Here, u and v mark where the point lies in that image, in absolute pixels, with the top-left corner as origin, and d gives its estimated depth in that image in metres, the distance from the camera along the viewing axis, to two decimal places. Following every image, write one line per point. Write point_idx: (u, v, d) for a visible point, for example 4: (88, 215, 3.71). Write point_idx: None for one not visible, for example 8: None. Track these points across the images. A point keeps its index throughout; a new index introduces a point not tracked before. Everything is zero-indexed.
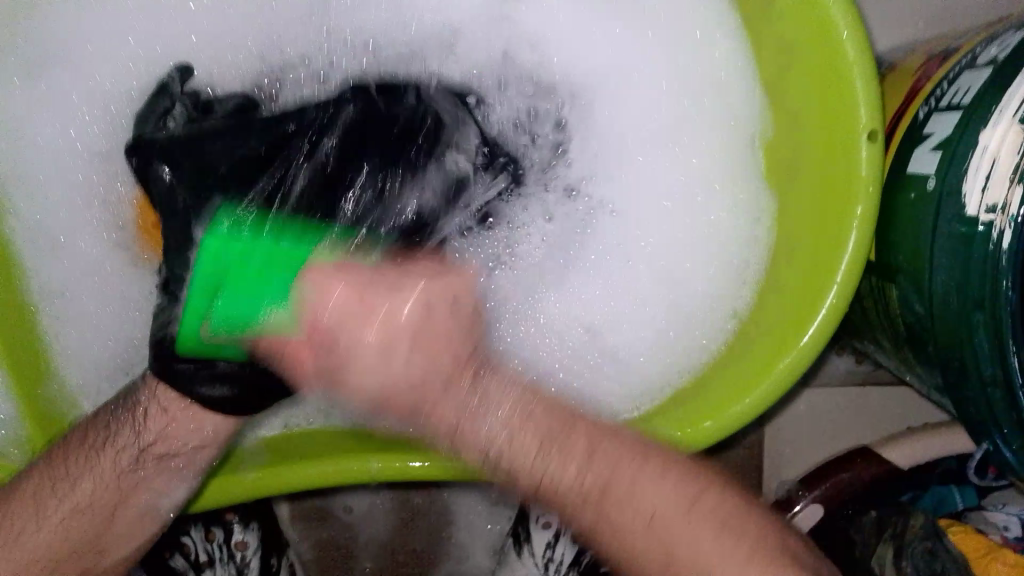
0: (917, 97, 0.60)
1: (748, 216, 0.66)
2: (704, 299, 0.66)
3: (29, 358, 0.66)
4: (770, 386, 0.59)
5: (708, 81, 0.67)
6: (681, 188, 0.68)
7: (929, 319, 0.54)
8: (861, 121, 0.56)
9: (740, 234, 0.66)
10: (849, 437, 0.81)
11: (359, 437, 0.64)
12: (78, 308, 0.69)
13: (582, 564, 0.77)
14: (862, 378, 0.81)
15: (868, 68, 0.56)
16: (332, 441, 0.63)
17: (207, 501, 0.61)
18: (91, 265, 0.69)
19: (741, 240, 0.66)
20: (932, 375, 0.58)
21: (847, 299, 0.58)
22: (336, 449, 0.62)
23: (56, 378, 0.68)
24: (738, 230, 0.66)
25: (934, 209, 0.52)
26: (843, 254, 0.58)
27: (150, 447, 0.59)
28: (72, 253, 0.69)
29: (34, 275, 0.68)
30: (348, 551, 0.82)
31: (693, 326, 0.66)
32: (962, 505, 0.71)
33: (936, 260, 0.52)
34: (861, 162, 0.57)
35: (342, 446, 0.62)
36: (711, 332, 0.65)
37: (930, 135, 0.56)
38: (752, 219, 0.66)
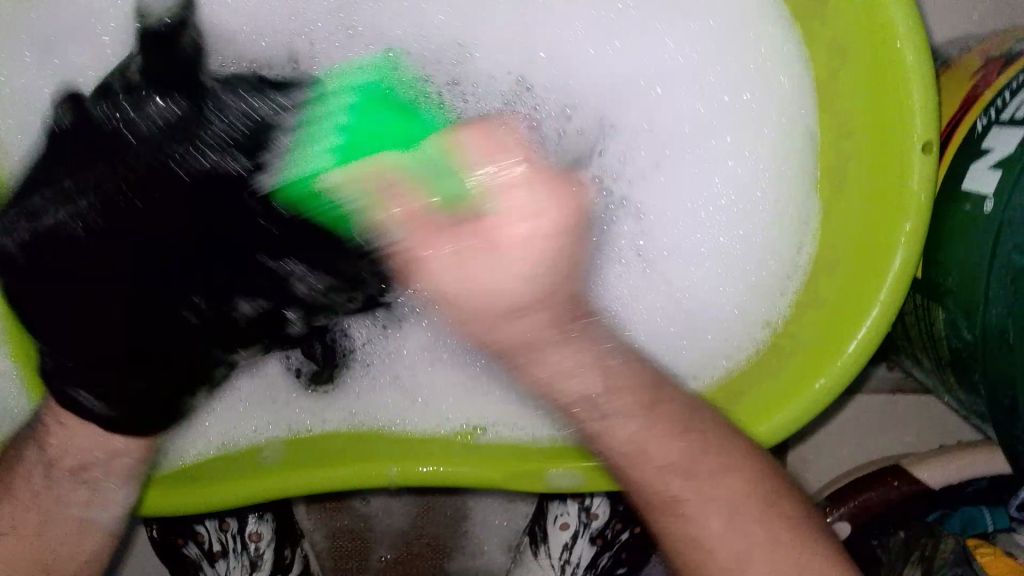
0: (974, 104, 0.56)
1: (789, 222, 0.63)
2: (737, 307, 0.64)
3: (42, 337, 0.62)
4: (804, 405, 0.56)
5: (751, 79, 0.63)
6: (722, 195, 0.66)
7: (978, 349, 0.51)
8: (916, 132, 0.53)
9: (781, 240, 0.63)
10: (878, 446, 0.79)
11: (375, 441, 0.62)
12: None
13: (601, 567, 0.76)
14: (894, 386, 0.78)
15: (927, 74, 0.52)
16: (346, 444, 0.62)
17: (207, 501, 0.58)
18: None
19: (782, 247, 0.63)
20: (976, 401, 0.56)
21: (890, 320, 0.55)
22: (354, 452, 0.60)
23: None
24: (778, 237, 0.63)
25: (992, 233, 0.49)
26: (887, 274, 0.55)
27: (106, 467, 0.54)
28: None
29: None
30: (364, 542, 0.81)
31: (721, 336, 0.64)
32: (992, 527, 0.67)
33: (993, 292, 0.49)
34: (913, 176, 0.53)
35: (359, 449, 0.61)
36: (743, 342, 0.63)
37: (988, 150, 0.52)
38: (793, 225, 0.63)
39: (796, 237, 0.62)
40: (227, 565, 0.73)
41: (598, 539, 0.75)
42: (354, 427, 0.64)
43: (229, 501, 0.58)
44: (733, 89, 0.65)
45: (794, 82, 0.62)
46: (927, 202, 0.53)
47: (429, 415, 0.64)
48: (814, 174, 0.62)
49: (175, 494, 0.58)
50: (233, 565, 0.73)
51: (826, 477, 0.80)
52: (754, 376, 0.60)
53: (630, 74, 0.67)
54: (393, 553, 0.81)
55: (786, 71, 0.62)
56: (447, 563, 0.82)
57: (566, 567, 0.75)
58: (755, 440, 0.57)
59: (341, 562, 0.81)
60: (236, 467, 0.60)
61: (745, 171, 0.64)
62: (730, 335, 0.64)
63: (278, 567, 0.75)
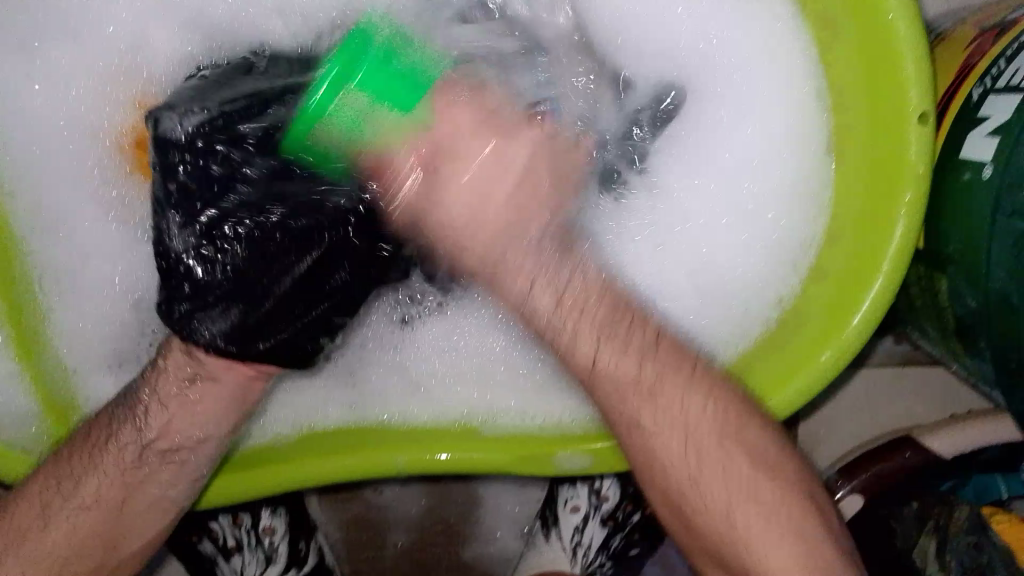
0: (971, 71, 0.55)
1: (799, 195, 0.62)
2: (744, 283, 0.64)
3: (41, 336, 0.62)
4: (807, 379, 0.56)
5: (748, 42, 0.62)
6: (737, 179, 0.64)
7: (981, 320, 0.51)
8: (912, 102, 0.52)
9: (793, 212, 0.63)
10: (887, 419, 0.79)
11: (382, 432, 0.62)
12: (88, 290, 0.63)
13: (613, 548, 0.77)
14: (902, 358, 0.78)
15: (921, 46, 0.52)
16: (358, 436, 0.62)
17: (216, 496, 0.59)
18: (103, 246, 0.63)
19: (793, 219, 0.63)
20: (983, 372, 0.56)
21: (893, 290, 0.55)
22: (360, 443, 0.61)
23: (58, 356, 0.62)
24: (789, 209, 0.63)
25: (992, 203, 0.49)
26: (889, 246, 0.54)
27: (152, 445, 0.56)
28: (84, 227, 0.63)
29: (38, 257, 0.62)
30: (379, 530, 0.81)
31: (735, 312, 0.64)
32: (1006, 495, 0.67)
33: (995, 261, 0.49)
34: (911, 145, 0.53)
35: (368, 440, 0.61)
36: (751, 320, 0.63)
37: (986, 117, 0.52)
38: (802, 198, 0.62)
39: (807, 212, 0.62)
40: (242, 560, 0.74)
41: (609, 521, 0.76)
42: (352, 419, 0.64)
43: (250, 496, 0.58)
44: (736, 60, 0.63)
45: (803, 56, 0.61)
46: (925, 171, 0.53)
47: (421, 403, 0.64)
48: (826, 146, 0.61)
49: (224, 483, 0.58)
50: (249, 559, 0.74)
51: (835, 452, 0.79)
52: (761, 353, 0.60)
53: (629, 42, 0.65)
54: (409, 538, 0.81)
55: (793, 50, 0.61)
56: (461, 550, 0.82)
57: (577, 550, 0.76)
58: (760, 417, 0.56)
59: (355, 552, 0.81)
60: (253, 459, 0.61)
61: (752, 148, 0.64)
62: (745, 311, 0.63)
63: (293, 561, 0.76)
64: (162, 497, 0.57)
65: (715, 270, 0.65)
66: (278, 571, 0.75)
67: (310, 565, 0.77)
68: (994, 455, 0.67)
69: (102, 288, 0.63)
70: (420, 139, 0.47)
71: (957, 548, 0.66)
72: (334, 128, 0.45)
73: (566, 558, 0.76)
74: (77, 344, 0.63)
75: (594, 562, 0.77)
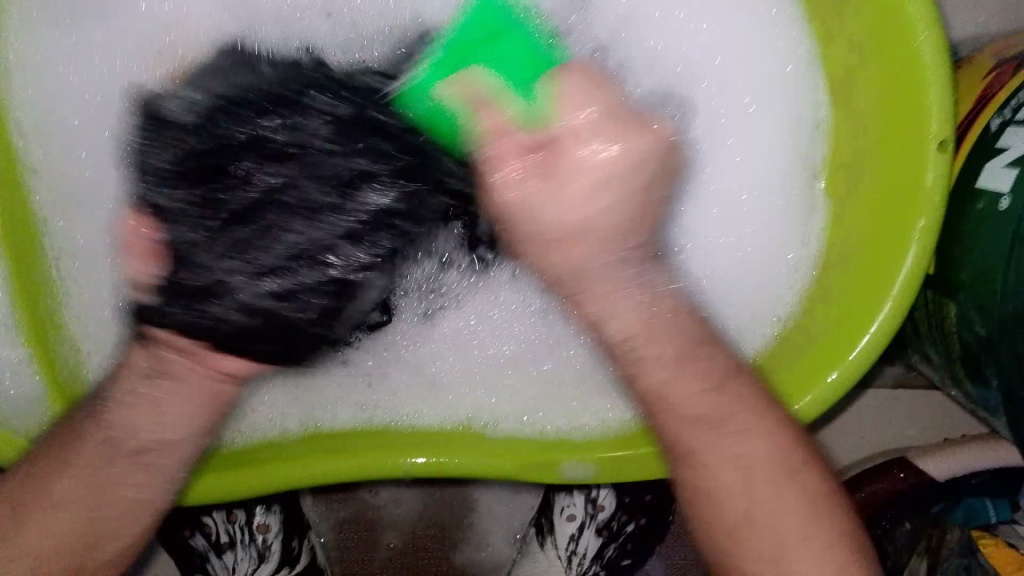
0: (987, 105, 0.57)
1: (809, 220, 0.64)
2: (757, 297, 0.65)
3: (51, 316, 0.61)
4: (814, 398, 0.57)
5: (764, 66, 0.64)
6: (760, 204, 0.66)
7: (992, 345, 0.53)
8: (932, 130, 0.54)
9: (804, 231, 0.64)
10: (879, 440, 0.80)
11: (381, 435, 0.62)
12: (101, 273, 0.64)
13: (606, 558, 0.78)
14: (896, 381, 0.79)
15: (945, 76, 0.53)
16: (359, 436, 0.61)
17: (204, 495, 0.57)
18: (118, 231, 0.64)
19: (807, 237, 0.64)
20: (987, 397, 0.57)
21: (902, 314, 0.56)
22: (367, 441, 0.61)
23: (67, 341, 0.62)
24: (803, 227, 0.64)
25: (1009, 231, 0.51)
26: (902, 268, 0.55)
27: None
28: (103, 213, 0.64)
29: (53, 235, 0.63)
30: (371, 532, 0.81)
31: (735, 324, 0.64)
32: (995, 519, 0.69)
33: (1009, 289, 0.50)
34: (928, 172, 0.54)
35: (372, 440, 0.61)
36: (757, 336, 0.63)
37: (1004, 149, 0.53)
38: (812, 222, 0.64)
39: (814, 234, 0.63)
40: (235, 557, 0.73)
41: (604, 531, 0.76)
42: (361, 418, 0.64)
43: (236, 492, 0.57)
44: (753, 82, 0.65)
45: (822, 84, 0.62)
46: (942, 198, 0.54)
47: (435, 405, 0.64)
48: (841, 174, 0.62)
49: (214, 479, 0.57)
50: (241, 556, 0.73)
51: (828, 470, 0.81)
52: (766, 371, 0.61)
53: (651, 55, 0.67)
54: (401, 540, 0.81)
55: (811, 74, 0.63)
56: (453, 555, 0.82)
57: (572, 559, 0.77)
58: None
59: (346, 553, 0.81)
60: (259, 453, 0.60)
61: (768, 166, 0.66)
62: (745, 332, 0.64)
63: (286, 559, 0.75)
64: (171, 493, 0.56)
65: (721, 288, 0.66)
66: (270, 570, 0.74)
67: (303, 565, 0.76)
68: (985, 479, 0.69)
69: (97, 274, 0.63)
70: (540, 133, 0.47)
71: (947, 569, 0.65)
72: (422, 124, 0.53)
73: (561, 567, 0.77)
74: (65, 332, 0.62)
75: (587, 570, 0.77)
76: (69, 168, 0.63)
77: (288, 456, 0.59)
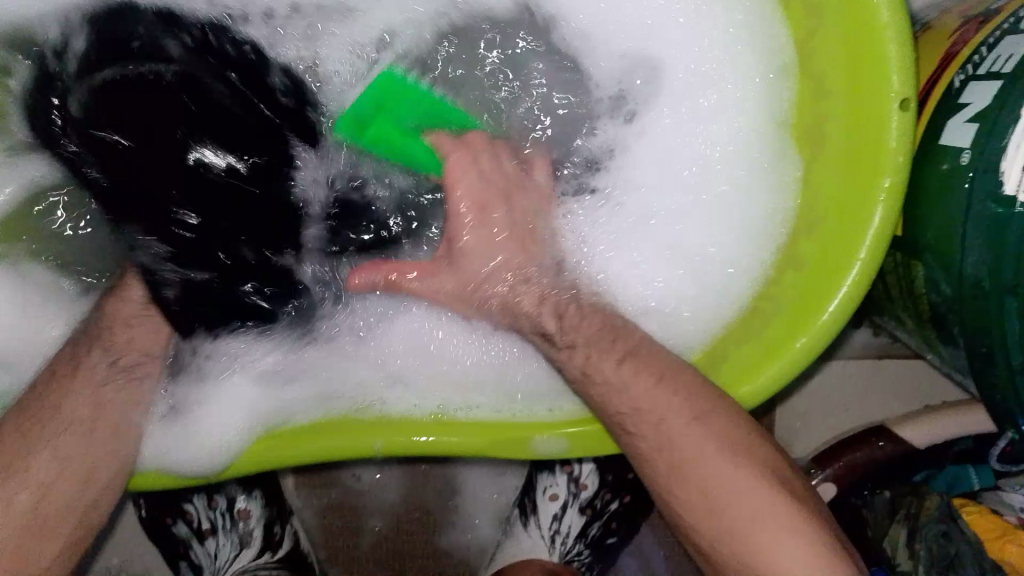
0: (952, 62, 0.56)
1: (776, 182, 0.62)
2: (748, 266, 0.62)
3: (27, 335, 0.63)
4: (782, 367, 0.56)
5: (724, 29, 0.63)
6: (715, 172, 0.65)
7: (957, 304, 0.52)
8: (893, 89, 0.53)
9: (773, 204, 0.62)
10: (865, 411, 0.79)
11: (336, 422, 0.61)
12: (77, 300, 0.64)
13: (591, 538, 0.77)
14: (879, 351, 0.78)
15: (903, 33, 0.52)
16: (309, 426, 0.60)
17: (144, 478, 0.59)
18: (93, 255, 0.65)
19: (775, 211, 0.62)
20: (957, 358, 0.56)
21: (871, 277, 0.55)
22: (329, 425, 0.60)
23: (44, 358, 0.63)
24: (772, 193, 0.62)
25: (968, 185, 0.50)
26: (867, 231, 0.54)
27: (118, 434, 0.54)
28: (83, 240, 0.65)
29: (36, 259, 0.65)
30: (356, 517, 0.81)
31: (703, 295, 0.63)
32: (978, 485, 0.68)
33: (969, 243, 0.49)
34: (890, 132, 0.53)
35: (328, 426, 0.60)
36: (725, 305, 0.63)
37: (966, 105, 0.52)
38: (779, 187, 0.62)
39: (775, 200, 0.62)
40: (216, 542, 0.74)
41: (587, 509, 0.76)
42: (333, 395, 0.63)
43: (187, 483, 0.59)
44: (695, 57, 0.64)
45: (776, 48, 0.61)
46: (904, 159, 0.53)
47: (405, 395, 0.63)
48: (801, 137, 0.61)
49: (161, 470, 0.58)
50: (223, 541, 0.74)
51: (815, 442, 0.80)
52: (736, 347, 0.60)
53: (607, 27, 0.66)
54: (386, 524, 0.81)
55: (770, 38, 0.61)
56: (438, 538, 0.81)
57: (555, 537, 0.77)
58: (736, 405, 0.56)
59: (332, 538, 0.81)
60: (205, 441, 0.60)
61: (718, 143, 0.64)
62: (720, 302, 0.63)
63: (267, 545, 0.75)
64: None
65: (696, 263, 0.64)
66: (252, 555, 0.75)
67: (285, 550, 0.76)
68: (966, 447, 0.69)
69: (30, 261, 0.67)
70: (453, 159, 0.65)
71: (927, 535, 0.64)
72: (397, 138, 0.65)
73: (544, 546, 0.77)
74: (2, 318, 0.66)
75: (571, 549, 0.77)
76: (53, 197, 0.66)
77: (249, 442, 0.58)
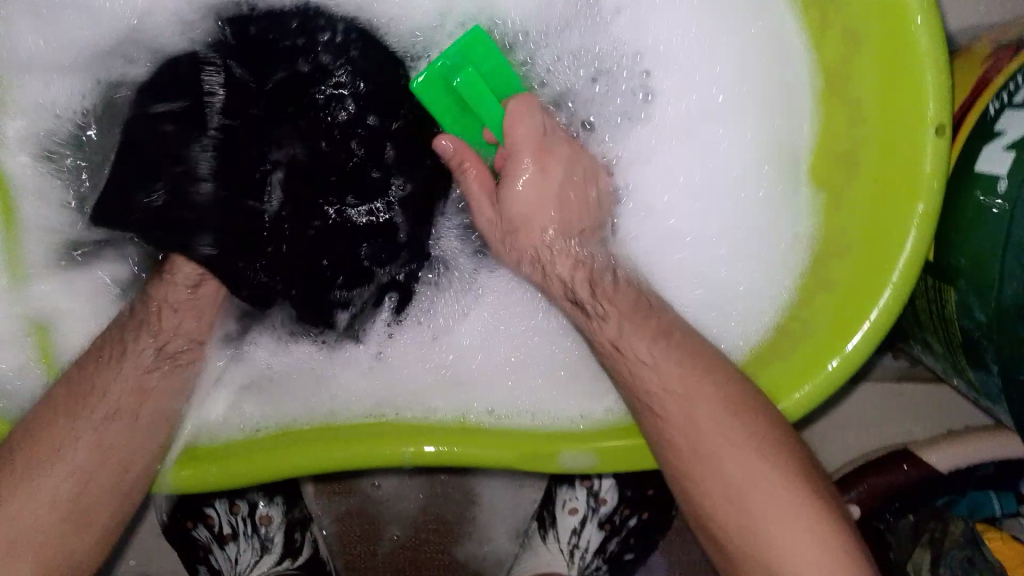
0: (985, 90, 0.57)
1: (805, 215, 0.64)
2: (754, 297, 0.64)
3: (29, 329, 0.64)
4: (812, 387, 0.56)
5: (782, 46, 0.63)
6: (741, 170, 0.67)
7: (992, 329, 0.52)
8: (929, 114, 0.53)
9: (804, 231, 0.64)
10: (885, 434, 0.79)
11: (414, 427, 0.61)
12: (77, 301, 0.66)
13: (609, 553, 0.78)
14: (900, 375, 0.79)
15: (941, 60, 0.53)
16: (390, 427, 0.61)
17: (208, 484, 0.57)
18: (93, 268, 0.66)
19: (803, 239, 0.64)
20: (988, 383, 0.56)
21: (903, 301, 0.55)
22: (384, 431, 0.60)
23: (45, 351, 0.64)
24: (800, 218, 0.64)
25: (1008, 212, 0.50)
26: (901, 255, 0.55)
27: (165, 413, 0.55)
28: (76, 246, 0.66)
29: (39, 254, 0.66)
30: (376, 526, 0.81)
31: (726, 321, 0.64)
32: (1000, 512, 0.68)
33: (1008, 270, 0.50)
34: (926, 158, 0.54)
35: (396, 430, 0.60)
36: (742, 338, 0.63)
37: (1001, 133, 0.53)
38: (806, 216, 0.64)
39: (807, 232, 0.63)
40: (237, 548, 0.74)
41: (606, 524, 0.77)
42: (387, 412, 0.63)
43: (241, 480, 0.57)
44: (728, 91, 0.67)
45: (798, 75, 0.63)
46: (940, 184, 0.53)
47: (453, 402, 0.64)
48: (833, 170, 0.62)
49: (202, 468, 0.57)
50: (244, 547, 0.75)
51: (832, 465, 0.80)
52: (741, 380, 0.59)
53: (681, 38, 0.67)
54: (405, 532, 0.81)
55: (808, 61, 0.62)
56: (454, 549, 0.82)
57: (574, 552, 0.77)
58: None
59: (349, 546, 0.81)
60: (286, 438, 0.60)
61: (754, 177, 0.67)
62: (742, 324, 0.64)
63: (287, 551, 0.76)
64: None
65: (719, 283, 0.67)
66: (272, 561, 0.75)
67: (305, 557, 0.76)
68: (988, 472, 0.69)
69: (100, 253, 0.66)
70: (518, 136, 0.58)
71: (951, 561, 0.64)
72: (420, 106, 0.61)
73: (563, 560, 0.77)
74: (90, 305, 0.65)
75: (588, 565, 0.77)
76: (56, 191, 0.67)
77: (297, 447, 0.58)
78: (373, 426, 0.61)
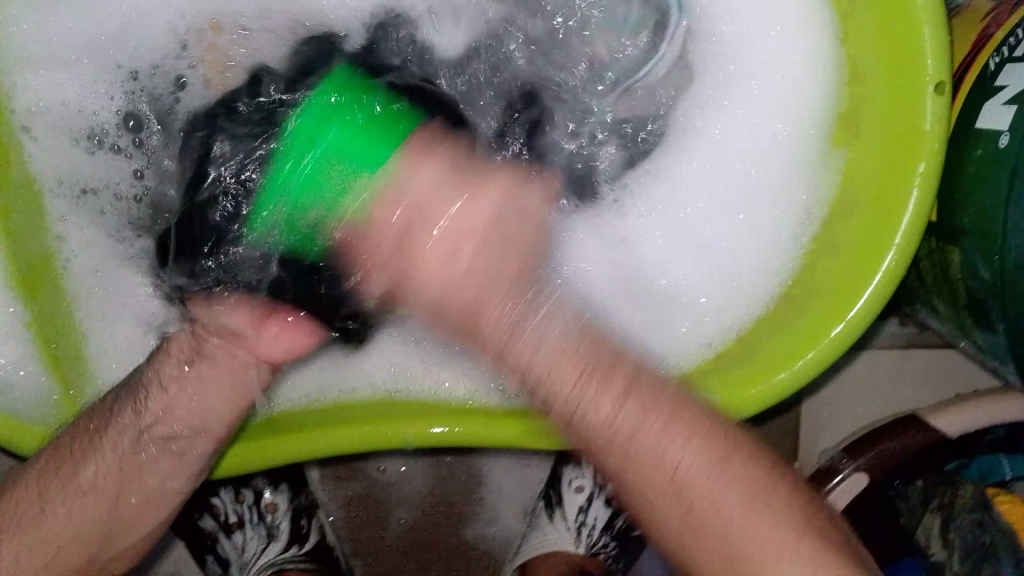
0: (985, 45, 0.55)
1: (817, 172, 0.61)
2: (760, 258, 0.61)
3: (56, 329, 0.62)
4: (816, 355, 0.55)
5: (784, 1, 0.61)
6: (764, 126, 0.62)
7: (997, 288, 0.52)
8: (928, 72, 0.52)
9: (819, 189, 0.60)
10: (894, 400, 0.79)
11: (415, 408, 0.60)
12: (101, 298, 0.64)
13: (618, 530, 0.77)
14: (907, 341, 0.78)
15: (940, 17, 0.52)
16: (392, 407, 0.61)
17: (230, 464, 0.58)
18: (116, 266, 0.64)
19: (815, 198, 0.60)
20: (993, 344, 0.56)
21: (906, 263, 0.54)
22: (385, 413, 0.60)
23: (73, 347, 0.62)
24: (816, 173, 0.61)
25: (1010, 169, 0.50)
26: (903, 216, 0.54)
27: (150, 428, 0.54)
28: (96, 242, 0.64)
29: (61, 244, 0.64)
30: (383, 509, 0.80)
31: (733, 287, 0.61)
32: (1010, 475, 0.68)
33: (1012, 228, 0.49)
34: (926, 115, 0.53)
35: (396, 410, 0.60)
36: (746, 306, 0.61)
37: (1002, 88, 0.52)
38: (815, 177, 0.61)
39: (809, 198, 0.61)
40: (244, 536, 0.74)
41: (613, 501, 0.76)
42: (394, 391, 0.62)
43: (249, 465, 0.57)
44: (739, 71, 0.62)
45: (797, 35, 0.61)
46: (941, 143, 0.53)
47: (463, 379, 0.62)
48: (834, 134, 0.60)
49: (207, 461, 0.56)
50: (250, 535, 0.74)
51: (840, 434, 0.79)
52: (747, 351, 0.58)
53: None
54: (412, 515, 0.81)
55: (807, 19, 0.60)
56: (463, 530, 0.81)
57: (582, 530, 0.77)
58: (769, 393, 0.55)
59: (357, 531, 0.81)
60: (286, 424, 0.59)
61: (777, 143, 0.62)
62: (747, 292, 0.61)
63: (294, 538, 0.76)
64: (161, 481, 0.55)
65: (717, 250, 0.63)
66: (279, 549, 0.75)
67: (312, 544, 0.76)
68: (999, 434, 0.68)
69: (110, 236, 0.64)
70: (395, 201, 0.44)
71: (961, 527, 0.65)
72: (275, 212, 0.49)
73: (571, 538, 0.77)
74: (85, 286, 0.64)
75: (598, 542, 0.77)
76: (74, 172, 0.64)
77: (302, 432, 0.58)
78: (378, 408, 0.60)
